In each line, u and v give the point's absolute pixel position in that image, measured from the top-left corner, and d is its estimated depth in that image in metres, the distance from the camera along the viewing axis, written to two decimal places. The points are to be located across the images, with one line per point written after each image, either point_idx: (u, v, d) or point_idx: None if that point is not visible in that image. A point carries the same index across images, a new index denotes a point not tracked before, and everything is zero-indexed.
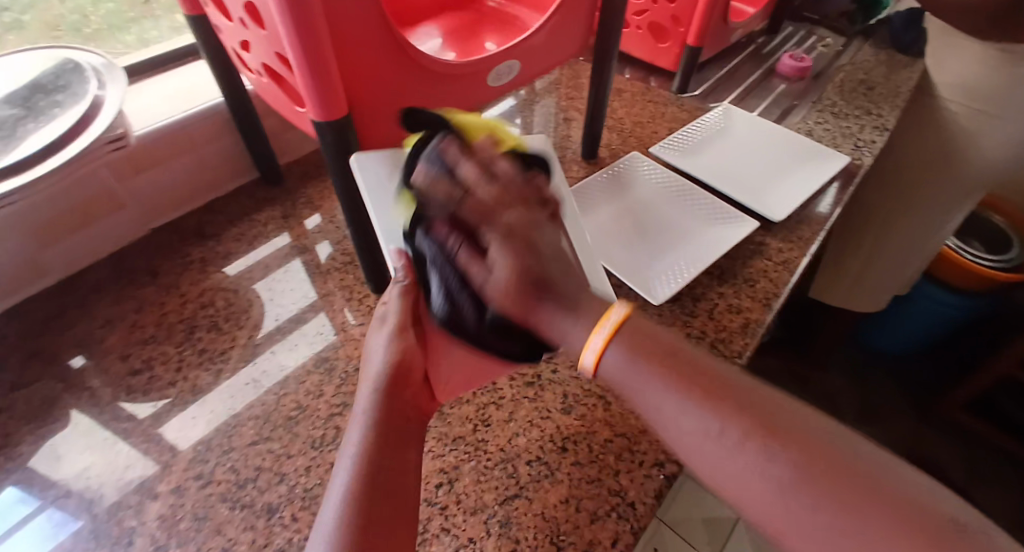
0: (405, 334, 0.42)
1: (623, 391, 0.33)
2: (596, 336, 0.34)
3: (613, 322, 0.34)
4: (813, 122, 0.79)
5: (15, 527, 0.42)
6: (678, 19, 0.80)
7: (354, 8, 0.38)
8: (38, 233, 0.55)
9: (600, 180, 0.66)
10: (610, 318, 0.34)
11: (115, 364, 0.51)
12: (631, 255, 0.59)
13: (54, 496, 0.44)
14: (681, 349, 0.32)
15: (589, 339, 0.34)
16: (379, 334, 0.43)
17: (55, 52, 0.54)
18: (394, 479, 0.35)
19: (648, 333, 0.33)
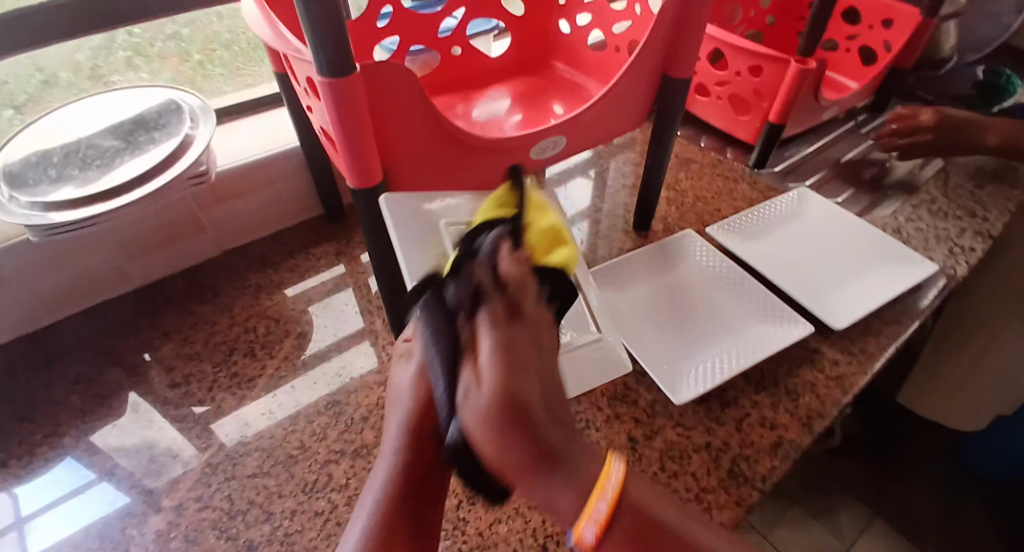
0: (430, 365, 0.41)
1: None
2: (597, 505, 0.29)
3: (612, 494, 0.29)
4: (905, 218, 0.72)
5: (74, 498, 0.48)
6: (761, 94, 0.74)
7: (395, 88, 0.41)
8: (126, 247, 0.62)
9: (647, 252, 0.64)
10: (609, 484, 0.29)
11: (161, 374, 0.56)
12: (660, 340, 0.55)
13: (80, 490, 0.48)
14: (664, 527, 0.31)
15: (592, 505, 0.29)
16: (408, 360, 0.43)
17: (167, 93, 0.63)
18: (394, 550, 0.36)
19: (643, 505, 0.30)
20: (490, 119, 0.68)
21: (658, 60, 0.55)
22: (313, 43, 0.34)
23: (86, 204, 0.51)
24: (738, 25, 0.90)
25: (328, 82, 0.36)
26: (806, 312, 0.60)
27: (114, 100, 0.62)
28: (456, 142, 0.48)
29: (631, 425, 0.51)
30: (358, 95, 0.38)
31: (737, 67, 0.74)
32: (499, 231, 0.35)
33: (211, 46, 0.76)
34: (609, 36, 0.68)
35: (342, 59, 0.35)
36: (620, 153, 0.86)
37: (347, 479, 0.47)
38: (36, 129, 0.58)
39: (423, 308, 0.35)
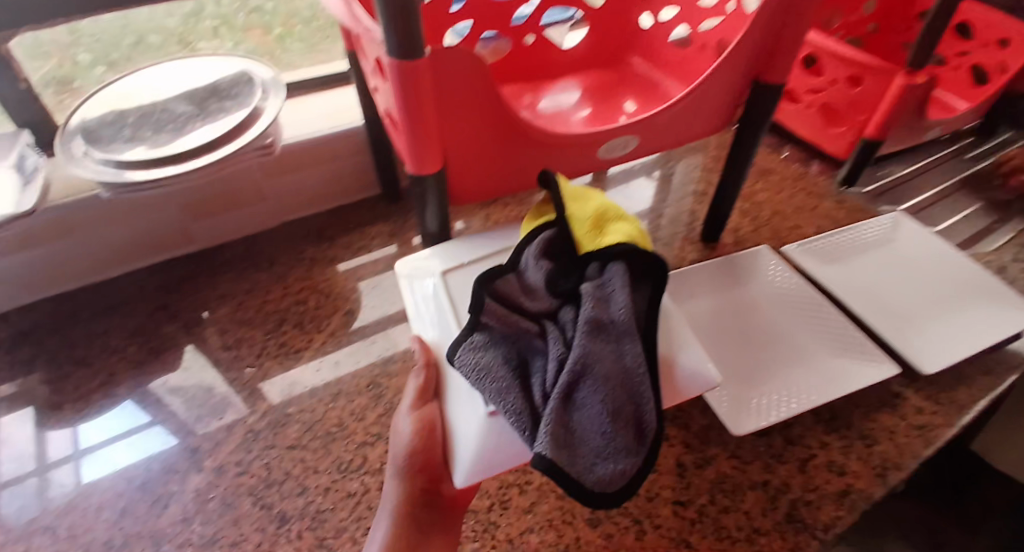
0: (425, 409, 0.40)
1: None
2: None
3: None
4: (1008, 257, 0.65)
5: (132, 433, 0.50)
6: (858, 105, 0.68)
7: (463, 75, 0.40)
8: (190, 209, 0.64)
9: (708, 269, 0.60)
10: None
11: (215, 335, 0.58)
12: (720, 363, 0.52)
13: (130, 439, 0.50)
14: None
15: None
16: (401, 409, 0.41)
17: (242, 63, 0.64)
18: None
19: None
20: (556, 112, 0.66)
21: (748, 65, 0.52)
22: (385, 26, 0.33)
23: (154, 166, 0.53)
24: (836, 30, 0.83)
25: (397, 65, 0.35)
26: (887, 348, 0.55)
27: (192, 66, 0.64)
28: (521, 136, 0.47)
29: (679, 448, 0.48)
30: (424, 83, 0.37)
31: (833, 76, 0.69)
32: (543, 237, 0.40)
33: (292, 22, 0.76)
34: (695, 35, 0.64)
35: (411, 44, 0.34)
36: (691, 157, 0.82)
37: (382, 464, 0.47)
38: (118, 89, 0.61)
39: (476, 342, 0.37)
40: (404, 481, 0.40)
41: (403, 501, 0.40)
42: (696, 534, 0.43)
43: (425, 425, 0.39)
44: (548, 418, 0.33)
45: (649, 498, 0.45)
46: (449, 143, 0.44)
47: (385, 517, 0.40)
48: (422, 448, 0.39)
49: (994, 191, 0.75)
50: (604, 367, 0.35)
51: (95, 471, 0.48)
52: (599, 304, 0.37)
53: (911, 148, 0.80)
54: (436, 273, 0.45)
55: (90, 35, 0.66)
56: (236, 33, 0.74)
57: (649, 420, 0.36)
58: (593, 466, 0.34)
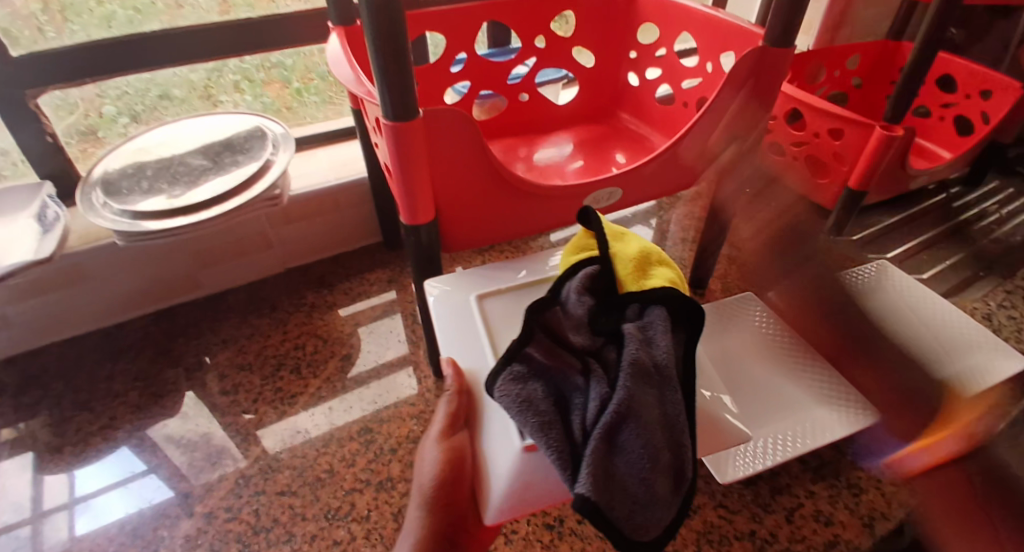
0: (453, 440, 0.40)
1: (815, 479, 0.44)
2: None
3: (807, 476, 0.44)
4: (996, 304, 0.66)
5: (109, 488, 0.50)
6: (840, 157, 0.70)
7: (454, 132, 0.42)
8: (198, 256, 0.66)
9: (712, 312, 0.62)
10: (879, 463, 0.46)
11: (213, 380, 0.59)
12: None
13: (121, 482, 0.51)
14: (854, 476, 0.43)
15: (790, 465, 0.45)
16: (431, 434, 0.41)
17: (257, 121, 0.68)
18: None
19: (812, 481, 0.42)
20: (549, 163, 0.69)
21: (729, 118, 0.54)
22: (382, 90, 0.36)
23: (169, 216, 0.56)
24: (821, 85, 0.87)
25: (393, 125, 0.38)
26: (876, 397, 0.55)
27: (206, 123, 0.68)
28: (511, 188, 0.49)
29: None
30: (418, 140, 0.39)
31: (815, 129, 0.72)
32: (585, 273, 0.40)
33: (309, 76, 0.78)
34: (680, 92, 0.68)
35: (406, 105, 0.37)
36: (682, 205, 0.84)
37: (368, 511, 0.47)
38: (137, 143, 0.65)
39: (515, 373, 0.36)
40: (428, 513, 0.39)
41: (428, 533, 0.39)
42: None
43: (454, 453, 0.40)
44: (588, 458, 0.31)
45: None
46: (443, 194, 0.46)
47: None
48: (450, 477, 0.39)
49: (980, 239, 0.76)
50: (648, 412, 0.33)
51: (91, 523, 0.48)
52: (643, 345, 0.36)
53: (898, 197, 0.82)
54: (470, 298, 0.47)
55: (116, 89, 0.67)
56: (255, 88, 0.76)
57: (689, 467, 0.33)
58: (631, 514, 0.31)
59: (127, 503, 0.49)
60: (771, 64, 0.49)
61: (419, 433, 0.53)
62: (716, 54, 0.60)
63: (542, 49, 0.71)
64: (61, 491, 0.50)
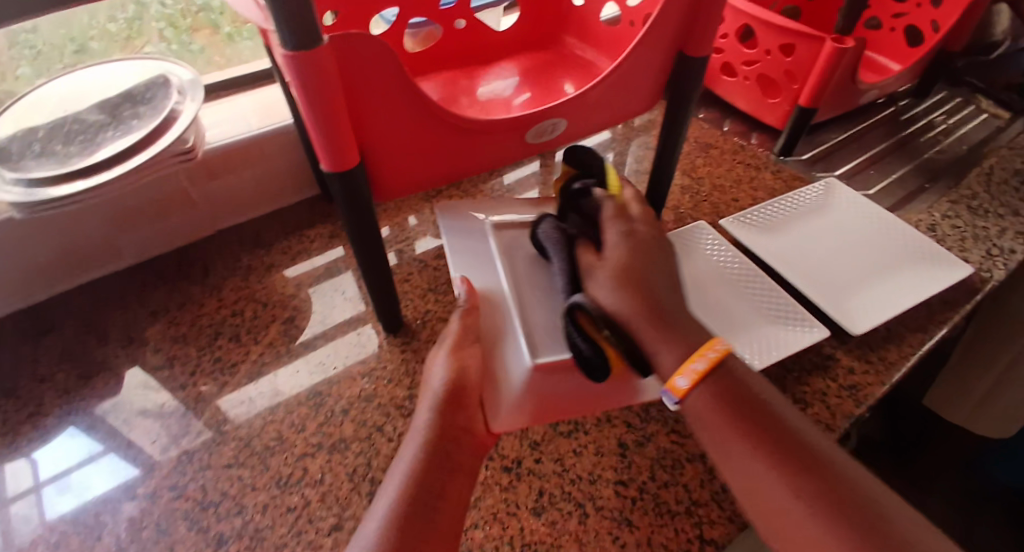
0: (461, 352, 0.46)
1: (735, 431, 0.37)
2: (696, 361, 0.39)
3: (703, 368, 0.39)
4: (941, 216, 0.67)
5: (76, 466, 0.48)
6: (791, 74, 0.68)
7: (371, 63, 0.38)
8: (113, 223, 0.60)
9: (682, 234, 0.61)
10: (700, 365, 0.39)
11: (147, 356, 0.56)
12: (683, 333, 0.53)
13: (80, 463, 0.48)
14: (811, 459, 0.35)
15: (689, 364, 0.39)
16: (437, 355, 0.47)
17: (158, 66, 0.61)
18: (434, 488, 0.38)
19: (752, 393, 0.38)
20: (493, 96, 0.65)
21: (675, 37, 0.51)
22: (275, 12, 0.31)
23: (68, 181, 0.50)
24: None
25: (296, 58, 0.33)
26: (823, 315, 0.55)
27: (105, 72, 0.61)
28: (442, 122, 0.45)
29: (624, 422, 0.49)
30: (328, 72, 0.35)
31: (766, 46, 0.68)
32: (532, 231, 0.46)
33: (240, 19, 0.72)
34: (624, 11, 0.63)
35: (307, 30, 0.32)
36: (636, 136, 0.82)
37: (322, 475, 0.46)
38: (28, 101, 0.57)
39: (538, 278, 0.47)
40: (439, 407, 0.42)
41: (437, 430, 0.41)
42: (637, 512, 0.43)
43: (461, 360, 0.45)
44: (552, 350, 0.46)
45: (591, 481, 0.45)
46: (366, 134, 0.42)
47: (409, 453, 0.40)
48: (458, 376, 0.44)
49: (927, 152, 0.76)
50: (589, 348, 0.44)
51: (64, 500, 0.46)
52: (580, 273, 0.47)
53: (848, 113, 0.81)
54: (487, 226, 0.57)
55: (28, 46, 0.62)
56: (182, 34, 0.71)
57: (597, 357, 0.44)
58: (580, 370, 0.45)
59: (78, 487, 0.47)
60: None
61: (371, 392, 0.51)
62: None
63: None
64: (18, 476, 0.47)
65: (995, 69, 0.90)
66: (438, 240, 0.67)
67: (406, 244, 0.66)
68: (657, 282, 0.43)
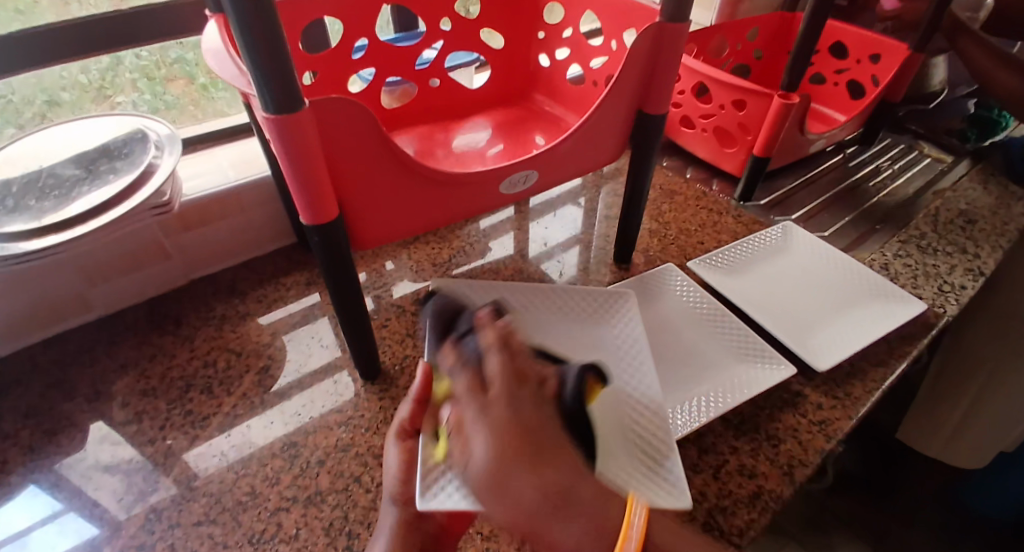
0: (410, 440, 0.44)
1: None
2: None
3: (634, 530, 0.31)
4: (894, 255, 0.71)
5: (27, 531, 0.46)
6: (745, 126, 0.73)
7: (348, 122, 0.40)
8: (83, 276, 0.60)
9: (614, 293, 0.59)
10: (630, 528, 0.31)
11: (115, 409, 0.54)
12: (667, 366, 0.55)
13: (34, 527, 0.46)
14: None
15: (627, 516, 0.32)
16: (387, 441, 0.44)
17: (137, 122, 0.62)
18: None
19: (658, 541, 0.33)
20: (467, 149, 0.67)
21: (636, 94, 0.54)
22: (256, 78, 0.33)
23: (40, 235, 0.50)
24: (726, 58, 0.89)
25: (277, 120, 0.35)
26: (790, 353, 0.57)
27: (80, 128, 0.62)
28: (416, 175, 0.47)
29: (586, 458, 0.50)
30: (306, 132, 0.36)
31: (721, 100, 0.73)
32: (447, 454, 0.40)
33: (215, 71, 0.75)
34: (588, 70, 0.68)
35: (287, 94, 0.34)
36: (605, 183, 0.85)
37: (296, 530, 0.45)
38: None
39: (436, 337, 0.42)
40: (404, 504, 0.42)
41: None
42: None
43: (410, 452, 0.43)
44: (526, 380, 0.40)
45: None
46: (343, 187, 0.43)
47: (385, 530, 0.42)
48: (409, 476, 0.43)
49: (877, 195, 0.81)
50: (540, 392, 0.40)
51: None
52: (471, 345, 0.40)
53: (803, 160, 0.86)
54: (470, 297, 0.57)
55: None
56: (156, 86, 0.72)
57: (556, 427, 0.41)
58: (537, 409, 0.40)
59: None
60: (671, 39, 0.50)
61: (349, 440, 0.51)
62: (620, 31, 0.60)
63: (448, 31, 0.69)
64: None
65: (934, 117, 0.97)
66: (414, 285, 0.68)
67: (383, 290, 0.67)
68: (560, 439, 0.35)
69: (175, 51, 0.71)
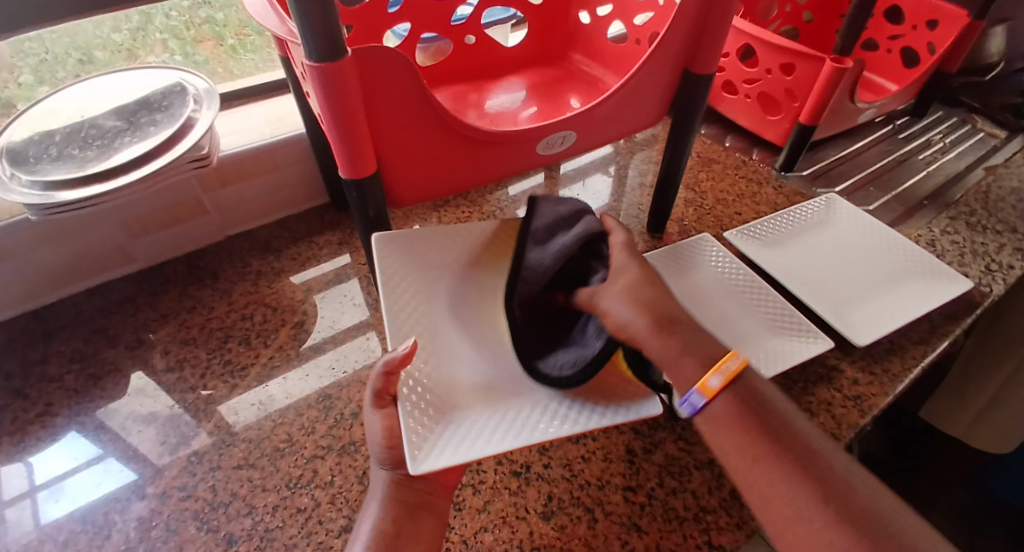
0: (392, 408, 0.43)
1: (720, 437, 0.37)
2: (712, 377, 0.38)
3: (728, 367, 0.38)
4: (940, 232, 0.68)
5: (75, 471, 0.48)
6: (792, 93, 0.70)
7: (389, 73, 0.39)
8: (126, 227, 0.61)
9: None
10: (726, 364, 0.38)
11: (157, 357, 0.56)
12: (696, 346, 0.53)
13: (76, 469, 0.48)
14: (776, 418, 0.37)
15: (706, 375, 0.38)
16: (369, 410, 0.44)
17: (178, 75, 0.63)
18: None
19: (756, 388, 0.38)
20: (501, 110, 0.66)
21: (681, 53, 0.52)
22: (301, 23, 0.32)
23: (85, 184, 0.51)
24: (773, 21, 0.85)
25: (322, 68, 0.34)
26: (826, 327, 0.56)
27: (120, 80, 0.62)
28: (455, 132, 0.46)
29: (595, 443, 0.48)
30: (348, 81, 0.36)
31: (767, 64, 0.70)
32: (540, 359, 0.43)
33: (244, 31, 0.74)
34: (629, 30, 0.65)
35: (331, 40, 0.34)
36: (639, 151, 0.83)
37: (330, 477, 0.46)
38: (45, 105, 0.58)
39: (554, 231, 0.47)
40: (395, 466, 0.42)
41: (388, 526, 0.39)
42: (645, 518, 0.44)
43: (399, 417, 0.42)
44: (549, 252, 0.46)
45: (600, 486, 0.45)
46: (382, 139, 0.43)
47: (376, 495, 0.42)
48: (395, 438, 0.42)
49: (925, 170, 0.78)
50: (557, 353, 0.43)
51: (59, 506, 0.46)
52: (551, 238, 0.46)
53: (848, 132, 0.83)
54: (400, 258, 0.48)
55: (36, 55, 0.63)
56: (187, 46, 0.72)
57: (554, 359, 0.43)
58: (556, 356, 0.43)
59: (75, 492, 0.47)
60: None
61: None
62: None
63: None
64: (18, 479, 0.48)
65: (992, 89, 0.92)
66: None
67: None
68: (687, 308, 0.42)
69: (206, 10, 0.71)
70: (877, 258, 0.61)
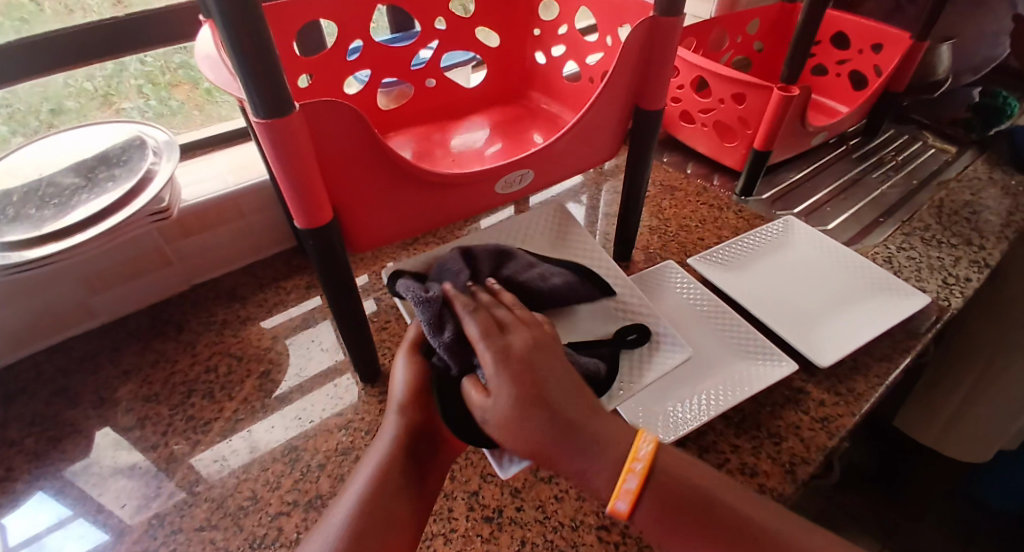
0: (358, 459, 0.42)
1: (654, 534, 0.36)
2: (628, 478, 0.36)
3: (643, 457, 0.36)
4: (896, 248, 0.70)
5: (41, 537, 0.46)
6: (746, 120, 0.72)
7: (337, 124, 0.39)
8: (87, 283, 0.60)
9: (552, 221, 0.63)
10: (640, 452, 0.36)
11: (119, 416, 0.55)
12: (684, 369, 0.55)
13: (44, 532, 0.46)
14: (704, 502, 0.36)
15: (623, 480, 0.36)
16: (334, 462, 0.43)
17: (137, 128, 0.63)
18: None
19: (668, 468, 0.37)
20: (465, 149, 0.67)
21: (632, 89, 0.54)
22: (245, 82, 0.33)
23: (41, 243, 0.50)
24: (726, 51, 0.88)
25: (268, 124, 0.35)
26: (791, 349, 0.57)
27: (81, 135, 0.62)
28: (410, 177, 0.47)
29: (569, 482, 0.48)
30: (297, 135, 0.36)
31: (720, 94, 0.72)
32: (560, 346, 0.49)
33: None
34: (583, 67, 0.67)
35: (277, 96, 0.34)
36: (605, 180, 0.85)
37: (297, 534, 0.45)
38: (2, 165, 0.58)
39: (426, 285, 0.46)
40: None
41: None
42: None
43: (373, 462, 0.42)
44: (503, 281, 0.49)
45: (574, 527, 0.45)
46: (336, 188, 0.43)
47: None
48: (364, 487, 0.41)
49: (880, 187, 0.80)
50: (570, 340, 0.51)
51: None
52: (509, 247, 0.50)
53: (804, 154, 0.86)
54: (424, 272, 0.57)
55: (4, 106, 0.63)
56: (161, 90, 0.72)
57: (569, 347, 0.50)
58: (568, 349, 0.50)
59: None
60: (666, 36, 0.49)
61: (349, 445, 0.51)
62: (615, 26, 0.59)
63: (443, 31, 0.69)
64: None
65: (940, 107, 0.96)
66: None
67: (383, 292, 0.67)
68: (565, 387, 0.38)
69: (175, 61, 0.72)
70: (836, 277, 0.63)
